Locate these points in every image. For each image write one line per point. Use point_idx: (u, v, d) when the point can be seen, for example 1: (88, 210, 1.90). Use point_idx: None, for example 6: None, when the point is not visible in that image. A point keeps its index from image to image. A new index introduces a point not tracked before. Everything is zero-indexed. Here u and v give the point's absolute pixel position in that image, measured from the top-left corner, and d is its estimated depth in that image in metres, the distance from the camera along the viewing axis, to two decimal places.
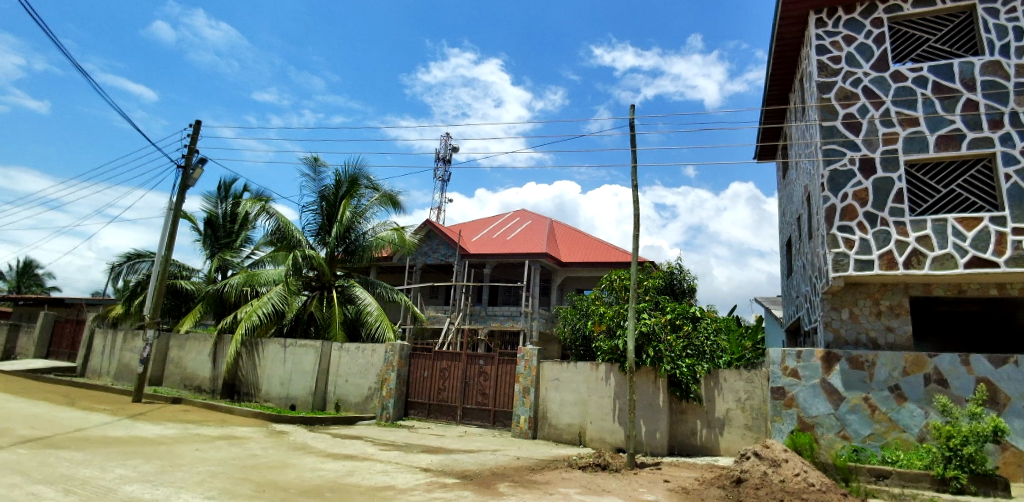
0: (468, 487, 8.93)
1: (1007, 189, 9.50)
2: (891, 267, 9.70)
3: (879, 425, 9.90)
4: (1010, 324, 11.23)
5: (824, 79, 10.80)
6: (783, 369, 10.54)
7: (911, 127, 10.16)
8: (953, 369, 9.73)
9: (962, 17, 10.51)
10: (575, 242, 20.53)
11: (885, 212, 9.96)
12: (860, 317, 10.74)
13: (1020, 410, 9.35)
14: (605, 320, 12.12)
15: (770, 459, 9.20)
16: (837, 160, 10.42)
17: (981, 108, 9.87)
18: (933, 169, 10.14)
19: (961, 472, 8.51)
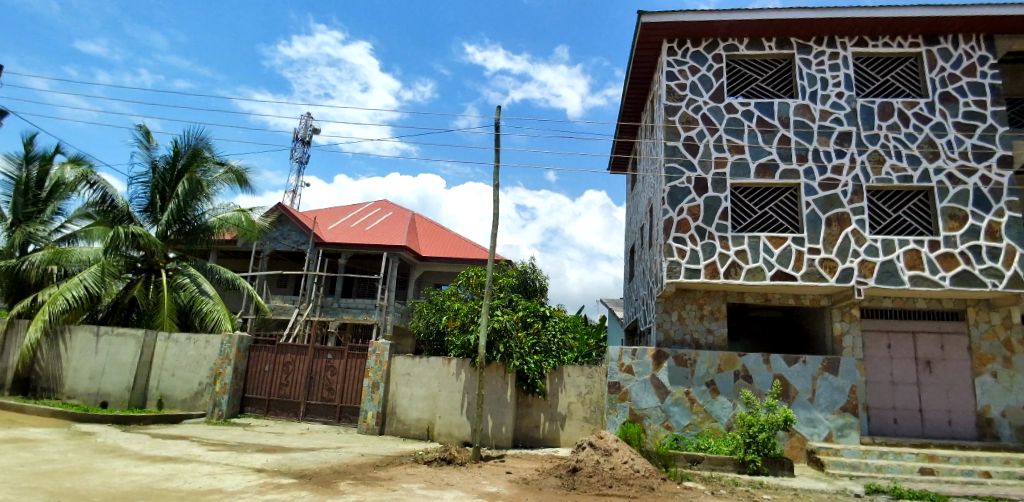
0: (306, 487, 8.47)
1: (807, 214, 11.15)
2: (713, 276, 10.94)
3: (696, 415, 11.11)
4: (799, 328, 13.29)
5: (671, 103, 11.84)
6: (620, 366, 11.39)
7: (738, 154, 11.54)
8: (757, 366, 11.21)
9: (784, 63, 12.13)
10: (436, 236, 20.49)
11: (712, 227, 11.19)
12: (686, 319, 11.96)
13: (805, 401, 11.03)
14: (460, 316, 12.29)
15: (603, 448, 9.94)
16: (677, 178, 11.46)
17: (792, 143, 11.50)
18: (752, 193, 11.60)
19: (758, 455, 9.87)
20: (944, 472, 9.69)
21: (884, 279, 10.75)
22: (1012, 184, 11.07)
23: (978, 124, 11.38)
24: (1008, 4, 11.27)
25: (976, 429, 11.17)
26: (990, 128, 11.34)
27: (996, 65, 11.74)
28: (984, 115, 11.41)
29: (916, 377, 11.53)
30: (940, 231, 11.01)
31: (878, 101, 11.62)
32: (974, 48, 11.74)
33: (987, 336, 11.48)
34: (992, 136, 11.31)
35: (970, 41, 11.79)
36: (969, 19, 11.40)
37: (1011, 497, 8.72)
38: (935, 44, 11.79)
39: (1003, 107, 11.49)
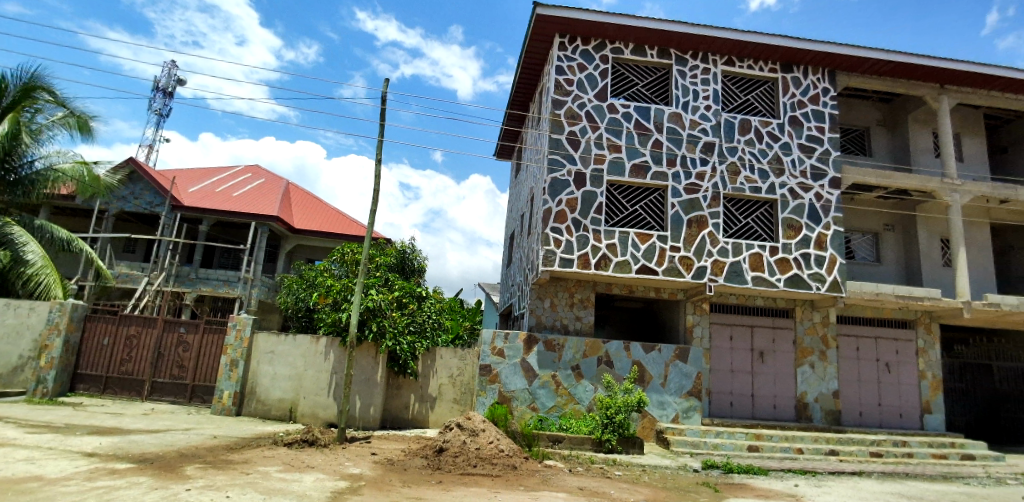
0: (145, 472, 7.70)
1: (671, 215, 12.08)
2: (585, 267, 11.52)
3: (560, 398, 11.69)
4: (655, 319, 14.51)
5: (558, 97, 12.19)
6: (492, 349, 11.65)
7: (615, 152, 12.18)
8: (618, 353, 12.01)
9: (663, 72, 12.95)
10: (311, 208, 19.50)
11: (587, 219, 11.75)
12: (558, 306, 12.49)
13: (657, 386, 12.01)
14: (332, 293, 11.89)
15: (470, 429, 10.11)
16: (558, 170, 11.86)
17: (664, 148, 12.36)
18: (626, 190, 12.32)
19: (613, 435, 10.61)
20: (766, 449, 11.06)
21: (731, 278, 11.96)
22: (837, 202, 12.79)
23: (816, 147, 12.97)
24: (847, 46, 12.91)
25: (795, 411, 12.88)
26: (825, 151, 12.97)
27: (834, 97, 13.43)
28: (821, 139, 13.03)
29: (751, 365, 13.01)
30: (779, 238, 12.45)
31: (739, 117, 12.82)
32: (819, 79, 13.33)
33: (809, 332, 13.25)
34: (826, 158, 12.95)
35: (816, 74, 13.36)
36: (817, 53, 12.91)
37: (815, 469, 10.15)
38: (789, 72, 13.23)
39: (836, 135, 13.19)
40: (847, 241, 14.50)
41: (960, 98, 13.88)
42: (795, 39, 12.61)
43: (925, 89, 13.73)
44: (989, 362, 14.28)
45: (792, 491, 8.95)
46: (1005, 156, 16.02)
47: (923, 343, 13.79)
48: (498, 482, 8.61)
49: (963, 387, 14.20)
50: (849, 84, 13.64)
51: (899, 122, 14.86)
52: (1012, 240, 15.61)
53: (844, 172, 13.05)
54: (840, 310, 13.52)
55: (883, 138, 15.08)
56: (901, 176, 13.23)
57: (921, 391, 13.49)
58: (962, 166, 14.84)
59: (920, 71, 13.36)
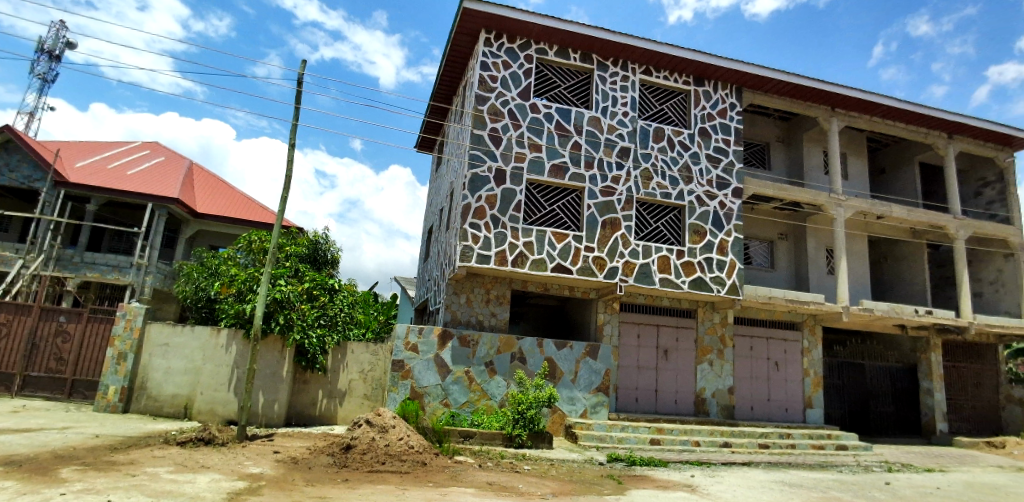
0: (11, 476, 6.93)
1: (587, 216, 12.38)
2: (501, 264, 11.60)
3: (472, 393, 11.74)
4: (565, 317, 14.97)
5: (481, 92, 12.15)
6: (405, 344, 11.48)
7: (536, 152, 12.32)
8: (531, 349, 12.23)
9: (584, 76, 13.23)
10: (217, 191, 18.39)
11: (506, 217, 11.82)
12: (473, 302, 12.53)
13: (568, 382, 12.33)
14: (236, 283, 11.38)
15: (379, 425, 9.91)
16: (479, 166, 11.85)
17: (582, 150, 12.64)
18: (545, 190, 12.50)
19: (524, 430, 10.78)
20: (666, 442, 11.65)
21: (640, 279, 12.46)
22: (739, 210, 13.62)
23: (722, 158, 13.73)
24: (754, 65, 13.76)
25: (693, 406, 13.65)
26: (730, 163, 13.76)
27: (741, 112, 14.27)
28: (727, 151, 13.82)
29: (655, 362, 13.63)
30: (685, 243, 13.09)
31: (654, 125, 13.34)
32: (727, 94, 14.12)
33: (709, 331, 14.06)
34: (730, 169, 13.75)
35: (726, 89, 14.14)
36: (727, 70, 13.67)
37: (710, 461, 10.81)
38: (701, 85, 13.91)
39: (741, 148, 14.03)
40: (747, 247, 15.51)
41: (848, 121, 15.19)
42: (707, 55, 13.28)
43: (819, 111, 14.90)
44: (861, 362, 15.81)
45: (688, 481, 9.48)
46: (882, 176, 17.75)
47: (807, 343, 15.01)
48: (406, 478, 8.49)
49: (839, 383, 15.60)
50: (754, 101, 14.55)
51: (796, 139, 16.04)
52: (885, 252, 17.33)
53: (747, 183, 13.92)
54: (737, 312, 14.46)
55: (781, 153, 16.22)
56: (795, 189, 14.29)
57: (804, 387, 14.70)
58: (847, 183, 16.26)
59: (816, 94, 14.47)
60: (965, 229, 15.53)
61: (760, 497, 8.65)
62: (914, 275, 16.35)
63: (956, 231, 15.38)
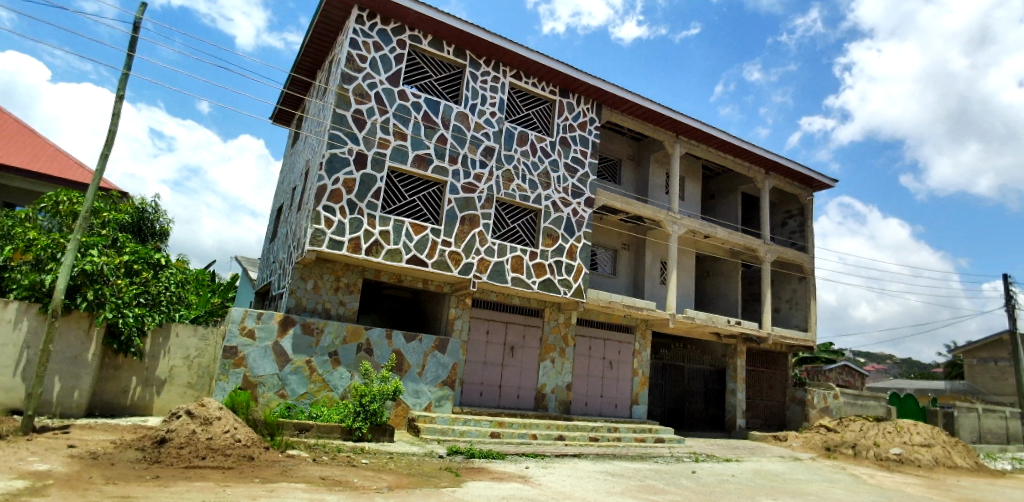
0: None
1: (447, 210, 12.44)
2: (354, 251, 11.27)
3: (312, 384, 11.26)
4: (418, 309, 15.16)
5: (348, 71, 11.66)
6: (241, 329, 10.66)
7: (400, 140, 12.11)
8: (379, 340, 12.06)
9: (456, 70, 13.23)
10: (18, 139, 15.63)
11: (363, 203, 11.50)
12: (320, 289, 12.14)
13: (414, 375, 12.34)
14: (34, 249, 9.79)
15: (202, 417, 9.07)
16: (339, 147, 11.38)
17: (447, 144, 12.67)
18: (406, 179, 12.33)
19: (364, 423, 10.54)
20: (506, 435, 12.10)
21: (493, 276, 12.80)
22: (589, 219, 14.54)
23: (579, 168, 14.57)
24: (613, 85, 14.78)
25: (534, 400, 14.34)
26: (586, 174, 14.63)
27: (599, 127, 15.25)
28: (584, 162, 14.69)
29: (501, 358, 14.11)
30: (538, 245, 13.67)
31: (519, 128, 13.75)
32: (588, 109, 15.00)
33: (553, 331, 14.86)
34: (585, 180, 14.62)
35: (587, 104, 15.02)
36: (590, 86, 14.55)
37: (543, 453, 11.41)
38: (566, 97, 14.64)
39: (596, 161, 14.98)
40: (594, 254, 16.63)
41: (690, 148, 16.90)
42: (573, 69, 14.01)
43: (666, 135, 16.39)
44: (681, 364, 17.98)
45: (523, 472, 9.89)
46: (712, 201, 20.03)
47: (638, 345, 16.45)
48: (230, 474, 7.83)
49: (662, 383, 17.73)
50: (611, 119, 15.61)
51: (645, 159, 17.51)
52: (708, 268, 19.56)
53: (599, 194, 14.90)
54: (580, 313, 15.46)
55: (631, 170, 17.61)
56: (640, 204, 15.59)
57: (632, 385, 16.12)
58: (684, 204, 18.10)
59: (664, 120, 15.91)
60: (771, 253, 18.02)
61: (585, 486, 9.29)
62: (730, 290, 18.64)
63: (764, 254, 17.82)
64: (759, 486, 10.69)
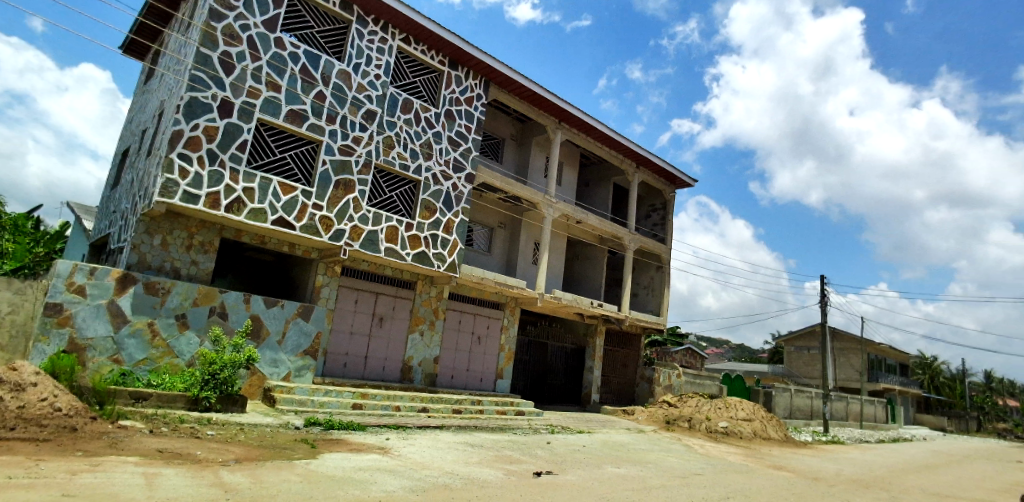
0: None
1: (320, 171, 12.12)
2: (212, 207, 10.58)
3: (154, 350, 10.27)
4: (284, 274, 14.49)
5: (218, 8, 10.83)
6: (68, 285, 9.38)
7: (273, 91, 11.46)
8: (235, 304, 11.30)
9: (342, 25, 12.74)
10: None
11: (226, 155, 10.81)
12: (170, 246, 11.03)
13: (272, 343, 11.81)
14: None
15: (12, 384, 7.75)
16: (200, 90, 10.54)
17: (326, 102, 12.28)
18: (276, 134, 11.70)
19: (213, 393, 9.81)
20: (368, 406, 11.93)
21: (365, 245, 12.80)
22: (468, 195, 14.98)
23: (462, 143, 14.91)
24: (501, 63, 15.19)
25: (399, 372, 14.39)
26: (468, 149, 15.02)
27: (485, 104, 15.63)
28: (467, 138, 15.04)
29: (369, 328, 14.00)
30: (415, 216, 13.88)
31: (404, 95, 13.72)
32: (476, 85, 15.30)
33: (424, 303, 14.99)
34: (467, 155, 14.99)
35: (475, 79, 15.33)
36: (478, 61, 14.91)
37: (405, 424, 11.40)
38: (454, 69, 14.81)
39: (479, 137, 15.38)
40: (470, 231, 16.88)
41: (570, 135, 17.67)
42: (463, 41, 14.24)
43: (548, 120, 16.96)
44: (545, 341, 18.87)
45: (382, 444, 9.79)
46: (586, 188, 21.05)
47: (506, 321, 17.00)
48: (44, 447, 6.85)
49: (527, 359, 18.49)
50: (497, 97, 15.97)
51: (527, 141, 17.94)
52: (577, 252, 20.62)
53: (479, 171, 15.33)
54: (452, 288, 15.66)
55: (513, 150, 17.98)
56: (518, 185, 16.05)
57: (498, 360, 16.67)
58: (560, 189, 18.88)
59: (547, 104, 16.57)
60: (634, 241, 19.41)
61: (444, 457, 9.45)
62: (595, 274, 19.91)
63: (628, 242, 19.17)
64: (605, 454, 11.62)
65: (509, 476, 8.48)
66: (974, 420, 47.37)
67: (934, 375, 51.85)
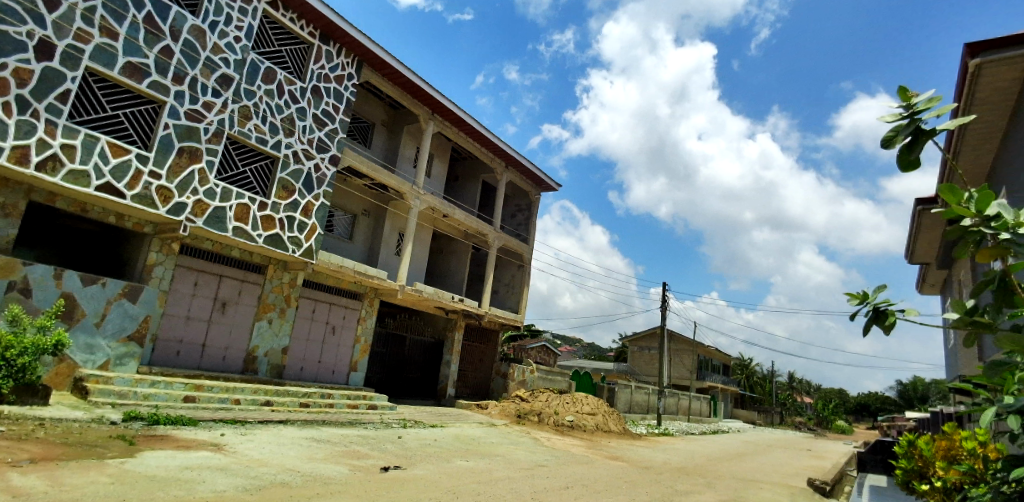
0: None
1: (161, 136, 11.02)
2: (19, 163, 9.12)
3: None
4: (110, 247, 12.69)
5: None
6: None
7: (107, 38, 10.24)
8: (42, 280, 9.70)
9: None
10: None
11: (41, 104, 9.40)
12: None
13: (89, 326, 10.35)
14: None
15: None
16: (11, 24, 9.06)
17: (173, 59, 11.19)
18: (109, 88, 10.47)
19: (6, 382, 8.22)
20: (202, 399, 10.85)
21: (210, 223, 11.77)
22: (331, 178, 14.41)
23: (328, 123, 14.36)
24: (375, 46, 14.87)
25: (242, 363, 13.32)
26: (334, 130, 14.49)
27: (356, 85, 15.22)
28: (334, 118, 14.50)
29: (209, 315, 12.81)
30: (270, 196, 13.08)
31: (266, 64, 12.95)
32: (347, 64, 14.87)
33: (275, 290, 14.00)
34: (333, 136, 14.45)
35: (348, 58, 14.88)
36: (352, 39, 14.49)
37: (245, 419, 10.53)
38: (325, 44, 14.29)
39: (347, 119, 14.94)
40: (331, 216, 16.12)
41: (443, 128, 17.61)
42: (337, 15, 13.78)
43: (421, 110, 16.75)
44: (403, 334, 18.76)
45: (216, 440, 8.90)
46: (455, 183, 21.15)
47: (364, 312, 16.48)
48: None
49: (383, 351, 18.27)
50: (370, 80, 15.57)
51: (398, 129, 17.58)
52: (442, 246, 20.63)
53: (345, 153, 14.75)
54: (307, 275, 14.83)
55: (382, 137, 17.50)
56: (385, 173, 15.66)
57: (352, 352, 16.10)
58: (429, 181, 18.72)
59: (422, 94, 16.34)
60: (499, 240, 19.88)
61: (285, 453, 8.86)
62: (459, 269, 20.11)
63: (493, 240, 19.58)
64: (455, 448, 11.74)
65: (355, 472, 8.19)
66: (776, 414, 55.32)
67: (748, 374, 59.76)
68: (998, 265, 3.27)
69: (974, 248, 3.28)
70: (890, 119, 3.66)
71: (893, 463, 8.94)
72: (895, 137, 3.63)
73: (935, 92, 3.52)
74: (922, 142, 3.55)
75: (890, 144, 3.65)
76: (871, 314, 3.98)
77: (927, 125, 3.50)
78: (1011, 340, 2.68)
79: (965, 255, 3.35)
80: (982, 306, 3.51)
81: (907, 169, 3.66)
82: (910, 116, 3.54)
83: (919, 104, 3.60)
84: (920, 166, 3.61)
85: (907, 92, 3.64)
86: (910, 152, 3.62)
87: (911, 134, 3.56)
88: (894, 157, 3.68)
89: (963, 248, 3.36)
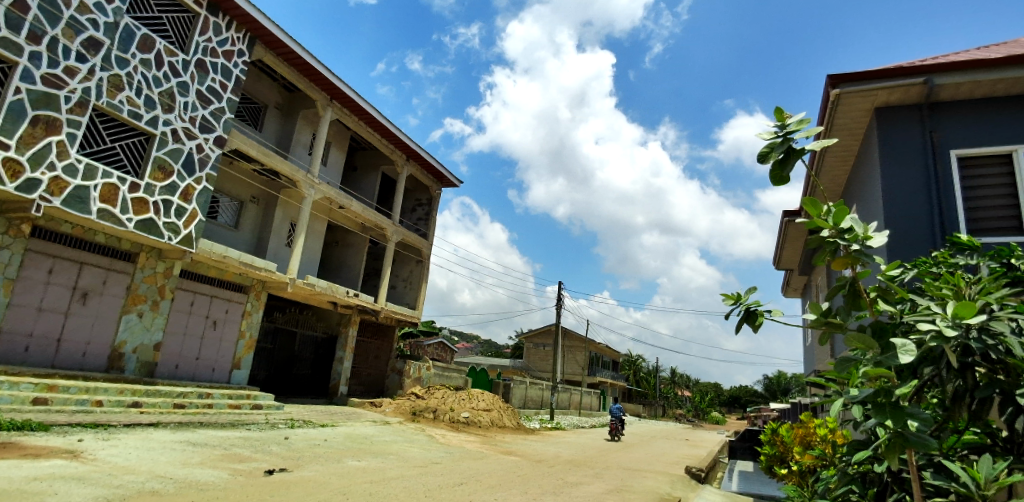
0: None
1: (10, 101, 9.74)
2: None
3: None
4: None
5: None
6: None
7: None
8: None
9: None
10: None
11: None
12: None
13: None
14: None
15: None
16: None
17: (28, 15, 10.00)
18: None
19: None
20: (56, 402, 9.65)
21: (69, 203, 10.52)
22: (215, 160, 13.45)
23: (213, 101, 13.38)
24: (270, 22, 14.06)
25: (106, 361, 12.04)
26: (220, 109, 13.52)
27: (246, 62, 14.31)
28: (221, 95, 13.55)
29: (66, 306, 11.49)
30: (144, 176, 11.95)
31: (143, 30, 11.91)
32: (238, 39, 13.95)
33: (146, 280, 12.78)
34: (218, 116, 13.48)
35: (238, 32, 13.96)
36: (243, 12, 13.64)
37: (109, 423, 9.52)
38: (213, 15, 13.35)
39: (236, 98, 14.01)
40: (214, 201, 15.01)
41: (341, 115, 17.02)
42: None
43: (319, 95, 16.11)
44: (292, 329, 18.03)
45: (71, 447, 7.96)
46: (354, 173, 20.56)
47: (249, 306, 15.50)
48: None
49: (269, 347, 17.61)
50: (264, 59, 14.71)
51: (293, 112, 16.76)
52: (338, 238, 19.97)
53: (232, 134, 13.81)
54: (185, 265, 13.70)
55: (275, 120, 16.60)
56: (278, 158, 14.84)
57: (236, 348, 15.10)
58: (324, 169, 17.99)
59: (320, 78, 15.72)
60: (398, 234, 19.56)
61: (155, 459, 8.12)
62: (355, 262, 19.50)
63: (391, 233, 19.20)
64: (346, 448, 11.41)
65: (236, 476, 7.72)
66: (659, 407, 59.34)
67: (636, 369, 63.49)
68: (849, 272, 3.80)
69: (830, 256, 3.78)
70: (767, 136, 4.22)
71: (759, 449, 10.12)
72: (771, 152, 4.18)
73: (804, 115, 4.07)
74: (793, 160, 4.08)
75: (766, 159, 4.20)
76: (744, 314, 4.53)
77: (797, 144, 4.06)
78: (858, 339, 3.08)
79: (824, 262, 3.86)
80: (834, 307, 4.04)
81: (778, 182, 4.20)
82: (784, 135, 4.11)
83: (792, 125, 4.15)
84: (789, 182, 4.15)
85: (782, 113, 4.19)
86: (783, 168, 4.14)
87: (784, 151, 4.12)
88: (769, 171, 4.20)
89: (821, 254, 3.87)
